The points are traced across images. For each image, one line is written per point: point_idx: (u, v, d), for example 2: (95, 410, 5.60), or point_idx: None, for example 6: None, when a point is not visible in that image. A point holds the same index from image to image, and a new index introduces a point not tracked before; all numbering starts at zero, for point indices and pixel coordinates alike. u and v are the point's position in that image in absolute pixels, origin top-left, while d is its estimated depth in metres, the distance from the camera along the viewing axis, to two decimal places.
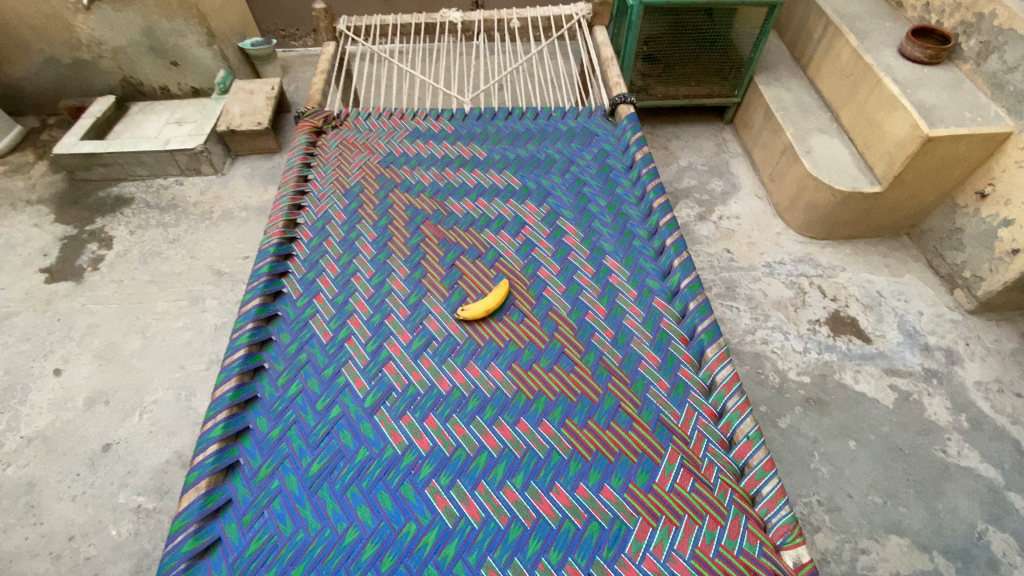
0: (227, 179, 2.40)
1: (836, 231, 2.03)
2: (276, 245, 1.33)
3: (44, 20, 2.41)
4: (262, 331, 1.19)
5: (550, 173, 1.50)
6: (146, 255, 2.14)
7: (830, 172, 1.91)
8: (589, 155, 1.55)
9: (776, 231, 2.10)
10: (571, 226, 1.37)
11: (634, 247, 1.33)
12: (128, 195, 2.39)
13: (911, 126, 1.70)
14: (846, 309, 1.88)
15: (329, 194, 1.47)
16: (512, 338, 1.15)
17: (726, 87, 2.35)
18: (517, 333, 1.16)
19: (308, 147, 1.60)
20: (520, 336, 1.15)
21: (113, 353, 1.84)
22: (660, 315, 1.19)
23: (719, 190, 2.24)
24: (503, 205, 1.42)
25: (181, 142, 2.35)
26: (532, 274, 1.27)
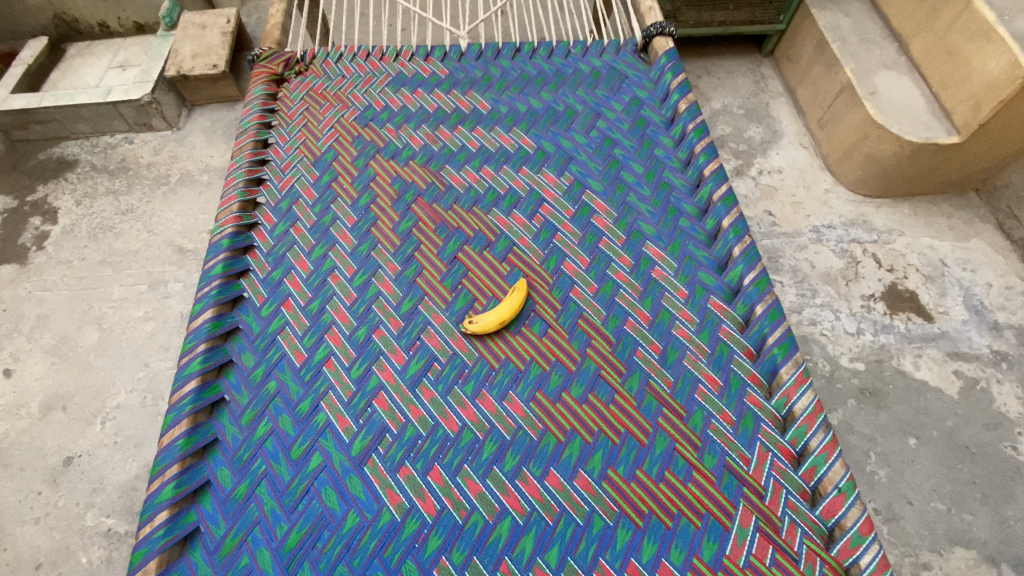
0: (184, 135, 2.06)
1: (895, 187, 1.75)
2: (231, 236, 1.05)
3: None
4: (219, 352, 0.95)
5: (571, 130, 1.19)
6: (97, 230, 1.85)
7: (899, 119, 1.60)
8: (620, 105, 1.23)
9: (824, 188, 1.81)
10: (602, 202, 1.09)
11: (681, 229, 1.05)
12: (72, 158, 2.05)
13: (1009, 63, 1.38)
14: (904, 282, 1.64)
15: (296, 166, 1.17)
16: (534, 359, 0.91)
17: (770, 11, 1.97)
18: (540, 352, 0.92)
19: (266, 101, 1.28)
20: (543, 357, 0.91)
21: (66, 350, 1.60)
22: (720, 322, 0.94)
23: (758, 139, 1.93)
24: (513, 176, 1.13)
25: (125, 91, 1.99)
26: (554, 269, 1.01)
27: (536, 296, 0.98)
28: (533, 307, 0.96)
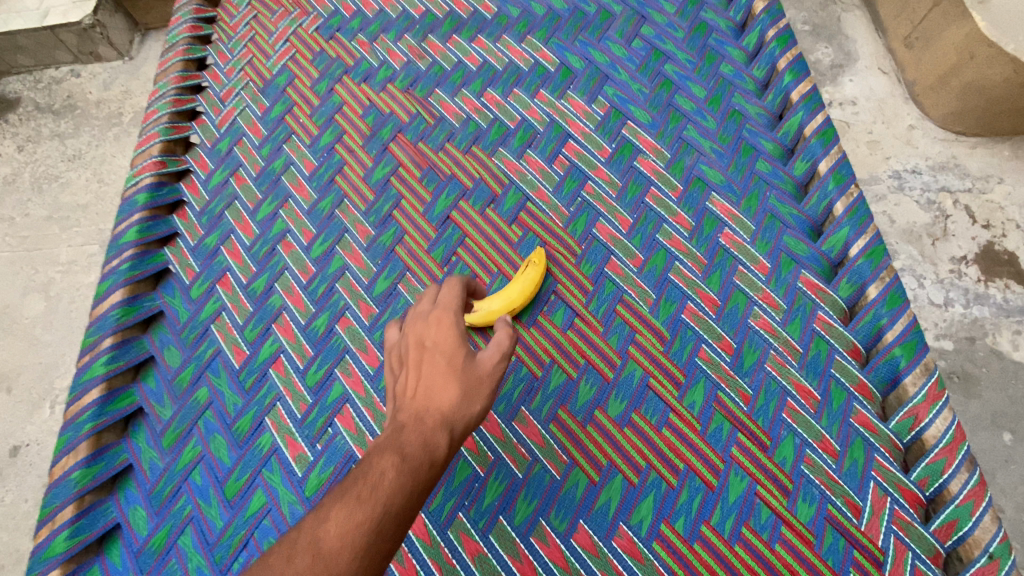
0: (137, 66, 1.75)
1: (995, 124, 1.39)
2: (150, 190, 0.79)
3: None
4: (132, 349, 0.71)
5: (606, 40, 0.87)
6: (41, 180, 1.59)
7: (1017, 35, 1.25)
8: (672, 6, 0.90)
9: (907, 124, 1.48)
10: (649, 139, 0.80)
11: (759, 176, 0.76)
12: (14, 96, 1.76)
13: None
14: (1003, 241, 1.34)
15: (239, 93, 0.88)
16: (554, 363, 0.66)
17: None
18: (563, 354, 0.67)
19: (201, 7, 0.97)
20: (568, 361, 0.66)
21: (10, 322, 1.39)
22: (815, 309, 0.68)
23: (826, 63, 1.57)
24: (527, 103, 0.83)
25: (61, 13, 1.62)
26: (583, 234, 0.74)
27: (557, 275, 0.72)
28: (553, 290, 0.71)
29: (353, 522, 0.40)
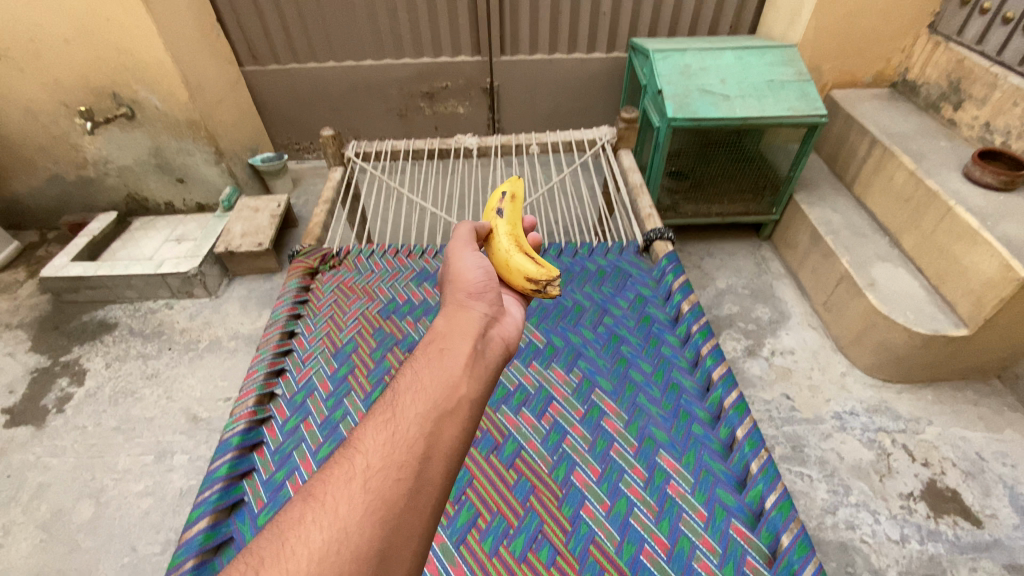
0: (220, 303, 2.21)
1: (912, 373, 1.71)
2: (242, 433, 1.06)
3: (52, 141, 2.35)
4: (205, 572, 0.89)
5: (580, 327, 1.28)
6: (118, 394, 1.87)
7: (903, 310, 1.63)
8: (626, 302, 1.35)
9: (840, 371, 1.81)
10: (611, 403, 1.10)
11: (695, 437, 1.03)
12: (113, 320, 2.17)
13: (1002, 265, 1.43)
14: (943, 478, 1.53)
15: (317, 357, 1.22)
16: (544, 286, 0.91)
17: (763, 204, 2.19)
18: (544, 267, 0.93)
19: (299, 293, 1.38)
20: (554, 272, 0.92)
21: (58, 526, 1.53)
22: (745, 554, 0.87)
23: (766, 319, 1.99)
24: (524, 372, 1.17)
25: (175, 264, 2.16)
26: (564, 480, 0.98)
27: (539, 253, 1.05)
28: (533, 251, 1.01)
29: (367, 437, 0.62)
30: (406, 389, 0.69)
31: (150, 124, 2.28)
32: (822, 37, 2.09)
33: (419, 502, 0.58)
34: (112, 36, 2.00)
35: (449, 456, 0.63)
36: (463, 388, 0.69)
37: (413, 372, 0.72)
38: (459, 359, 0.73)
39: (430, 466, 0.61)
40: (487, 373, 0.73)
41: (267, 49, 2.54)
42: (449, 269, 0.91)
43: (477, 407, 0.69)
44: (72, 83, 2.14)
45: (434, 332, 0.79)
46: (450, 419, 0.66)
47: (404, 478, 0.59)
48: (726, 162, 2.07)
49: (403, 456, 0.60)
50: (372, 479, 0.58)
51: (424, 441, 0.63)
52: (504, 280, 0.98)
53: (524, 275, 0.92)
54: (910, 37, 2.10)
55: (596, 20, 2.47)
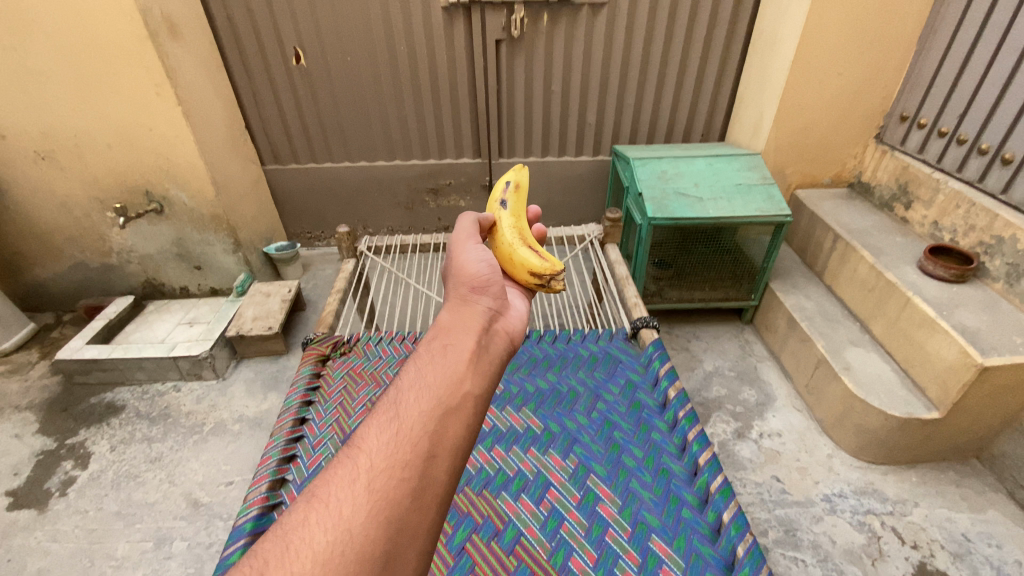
0: (227, 385, 2.29)
1: (894, 455, 1.78)
2: (254, 519, 1.12)
3: (81, 232, 2.53)
4: None
5: (574, 412, 1.38)
6: (121, 479, 1.90)
7: (878, 393, 1.73)
8: (617, 388, 1.46)
9: (826, 453, 1.87)
10: (605, 488, 1.18)
11: (684, 521, 1.10)
12: (121, 402, 2.23)
13: (959, 352, 1.55)
14: (933, 561, 1.55)
15: (327, 442, 1.30)
16: (549, 279, 1.06)
17: (742, 291, 2.35)
18: (547, 261, 1.07)
19: (311, 379, 1.48)
20: (557, 266, 1.06)
21: None
22: None
23: (752, 401, 2.09)
24: (522, 457, 1.26)
25: (187, 347, 2.28)
26: (562, 565, 1.04)
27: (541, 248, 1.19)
28: (536, 245, 1.16)
29: (371, 438, 0.67)
30: (410, 388, 0.74)
31: (176, 218, 2.48)
32: (782, 146, 2.37)
33: (423, 501, 0.63)
34: (152, 143, 2.24)
35: (453, 453, 0.68)
36: (466, 385, 0.74)
37: (418, 370, 0.77)
38: (463, 356, 0.78)
39: (435, 464, 0.66)
40: (488, 369, 0.79)
41: (288, 150, 2.84)
42: (454, 264, 0.98)
43: (478, 404, 0.74)
44: (109, 181, 2.36)
45: (439, 326, 0.85)
46: (454, 415, 0.71)
47: (409, 476, 0.63)
48: (705, 253, 2.26)
49: (407, 455, 0.65)
50: (377, 480, 0.63)
51: (428, 439, 0.67)
52: (508, 271, 1.12)
53: (530, 270, 1.06)
54: (860, 145, 2.39)
55: (583, 128, 2.79)
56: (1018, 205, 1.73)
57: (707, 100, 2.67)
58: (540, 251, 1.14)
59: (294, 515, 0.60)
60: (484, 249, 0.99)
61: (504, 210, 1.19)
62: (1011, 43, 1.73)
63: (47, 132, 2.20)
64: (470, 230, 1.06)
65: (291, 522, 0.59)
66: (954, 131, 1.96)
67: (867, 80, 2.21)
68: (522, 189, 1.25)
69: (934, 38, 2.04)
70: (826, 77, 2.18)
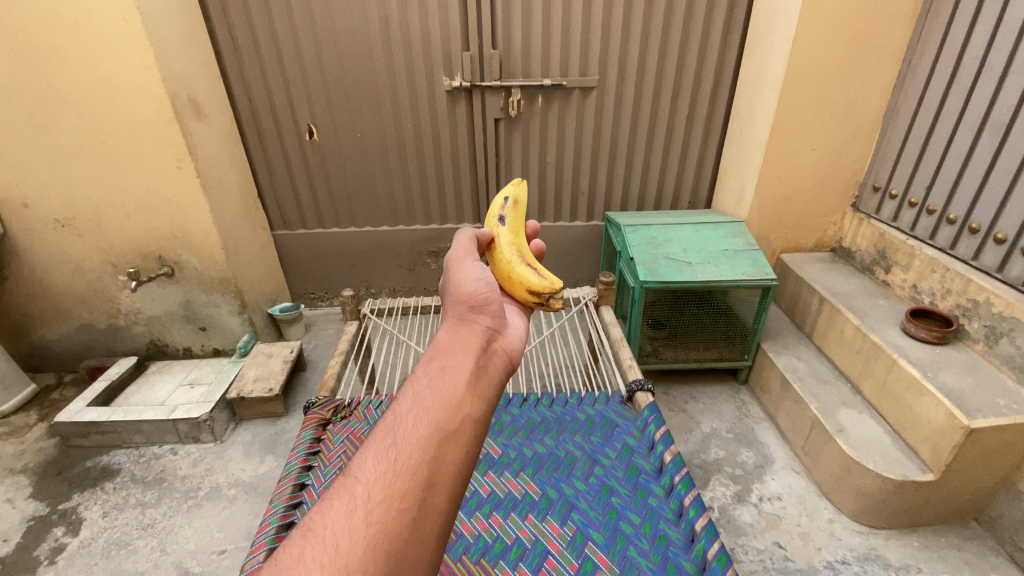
0: (224, 448, 2.28)
1: (895, 519, 1.77)
2: None
3: (92, 294, 2.61)
4: None
5: (572, 477, 1.42)
6: (111, 546, 1.86)
7: (873, 455, 1.75)
8: (614, 452, 1.48)
9: (827, 517, 1.86)
10: (603, 556, 1.20)
11: None
12: (116, 466, 2.21)
13: (946, 414, 1.59)
14: None
15: None
16: (548, 296, 1.11)
17: (735, 350, 2.40)
18: (545, 280, 1.13)
19: (312, 443, 1.51)
20: (555, 284, 1.12)
21: None
22: None
23: (751, 463, 2.09)
24: (520, 524, 1.29)
25: (188, 409, 2.28)
26: None
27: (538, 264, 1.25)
28: (534, 262, 1.21)
29: (368, 468, 0.68)
30: (408, 413, 0.74)
31: (185, 281, 2.57)
32: (765, 213, 2.51)
33: (422, 533, 0.64)
34: (169, 211, 2.37)
35: (451, 480, 0.68)
36: (465, 409, 0.74)
37: (415, 392, 0.77)
38: (461, 378, 0.78)
39: (434, 493, 0.66)
40: (487, 390, 0.79)
41: (297, 216, 2.99)
42: (450, 280, 0.96)
43: (477, 427, 0.74)
44: (124, 246, 2.46)
45: (438, 345, 0.85)
46: (452, 440, 0.71)
47: (407, 507, 0.64)
48: (696, 315, 2.34)
49: (405, 485, 0.66)
50: (375, 512, 0.64)
51: (427, 467, 0.68)
52: (507, 287, 1.17)
53: (529, 287, 1.11)
54: (838, 213, 2.53)
55: (577, 195, 2.95)
56: (988, 271, 1.83)
57: (693, 170, 2.85)
58: (538, 268, 1.20)
59: (291, 550, 0.61)
60: (481, 267, 0.97)
61: (503, 227, 1.25)
62: (965, 124, 1.90)
63: (70, 202, 2.32)
64: (467, 247, 1.05)
65: (289, 557, 0.60)
66: (923, 202, 2.09)
67: (839, 154, 2.38)
68: (519, 206, 1.31)
69: (897, 119, 2.22)
70: (801, 151, 2.35)
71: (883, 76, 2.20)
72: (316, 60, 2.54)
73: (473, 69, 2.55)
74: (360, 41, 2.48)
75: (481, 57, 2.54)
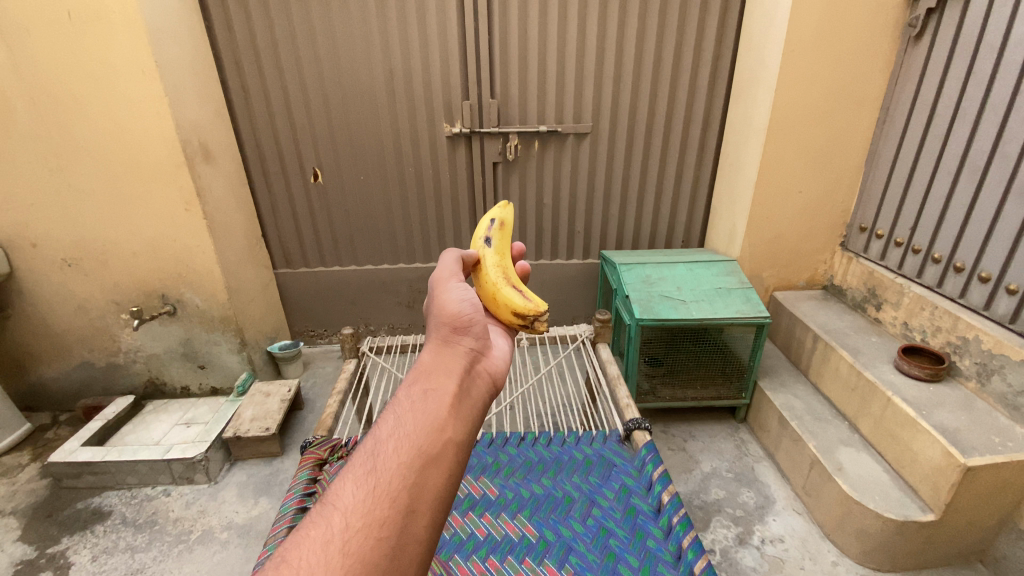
0: (218, 489, 2.25)
1: (899, 561, 1.74)
2: None
3: (93, 332, 2.63)
4: None
5: (570, 518, 1.41)
6: None
7: (873, 495, 1.73)
8: (612, 492, 1.48)
9: (830, 560, 1.82)
10: None
11: None
12: (107, 508, 2.18)
13: (943, 452, 1.59)
14: None
15: None
16: (532, 319, 1.14)
17: (732, 388, 2.40)
18: (529, 302, 1.16)
19: (308, 484, 1.50)
20: (539, 306, 1.15)
21: None
22: None
23: (752, 503, 2.06)
24: (517, 567, 1.28)
25: (182, 449, 2.27)
26: None
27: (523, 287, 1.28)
28: (518, 284, 1.25)
29: (347, 495, 0.68)
30: (388, 438, 0.75)
31: (187, 319, 2.59)
32: (757, 252, 2.57)
33: (400, 561, 0.64)
34: (174, 251, 2.42)
35: (432, 507, 0.70)
36: (446, 434, 0.76)
37: (397, 417, 0.78)
38: (444, 403, 0.80)
39: (414, 520, 0.67)
40: (468, 415, 0.81)
41: (299, 255, 3.05)
42: (435, 302, 0.98)
43: (457, 453, 0.76)
44: (128, 285, 2.50)
45: (421, 369, 0.87)
46: (433, 466, 0.73)
47: (387, 534, 0.65)
48: (693, 353, 2.36)
49: (385, 513, 0.67)
50: (353, 540, 0.64)
51: (408, 494, 0.69)
52: (492, 310, 1.20)
53: (513, 309, 1.14)
54: (828, 252, 2.60)
55: (573, 235, 3.02)
56: (976, 308, 1.87)
57: (685, 211, 2.93)
58: (523, 290, 1.23)
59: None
60: (466, 289, 0.99)
61: (489, 249, 1.29)
62: (943, 168, 1.98)
63: (78, 242, 2.38)
64: (452, 270, 1.08)
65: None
66: (909, 241, 2.15)
67: (825, 196, 2.46)
68: (504, 229, 1.36)
69: (878, 164, 2.32)
70: (789, 193, 2.44)
71: (863, 123, 2.31)
72: (322, 107, 2.66)
73: (473, 116, 2.67)
74: (364, 90, 2.61)
75: (480, 105, 2.67)
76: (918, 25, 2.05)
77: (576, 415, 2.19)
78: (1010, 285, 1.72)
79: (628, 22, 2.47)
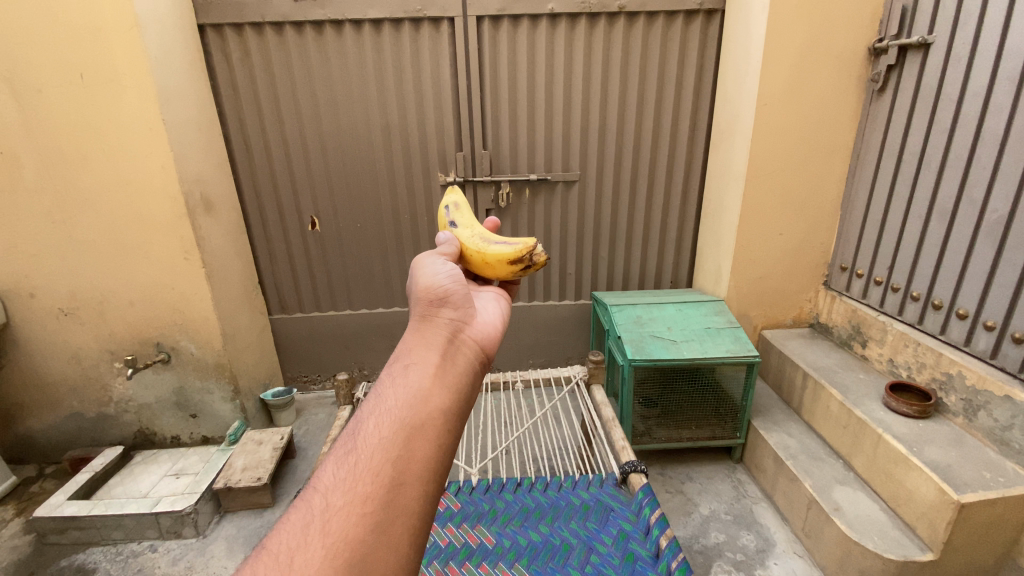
0: (206, 543, 2.18)
1: None
2: None
3: (85, 381, 2.61)
4: None
5: (568, 565, 1.40)
6: None
7: (871, 535, 1.72)
8: (610, 538, 1.47)
9: None
10: None
11: None
12: (91, 565, 2.10)
13: (937, 490, 1.60)
14: None
15: None
16: (530, 257, 1.17)
17: (727, 428, 2.40)
18: (518, 245, 1.19)
19: None
20: (529, 243, 1.18)
21: None
22: None
23: (752, 546, 2.03)
24: None
25: (171, 502, 2.22)
26: None
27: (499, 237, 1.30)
28: (496, 238, 1.28)
29: (324, 477, 0.72)
30: (369, 416, 0.78)
31: (181, 367, 2.59)
32: (744, 292, 2.65)
33: (391, 533, 0.67)
34: (171, 299, 2.45)
35: (419, 480, 0.71)
36: (432, 403, 0.78)
37: (379, 395, 0.81)
38: (427, 372, 0.83)
39: (402, 492, 0.69)
40: (453, 382, 0.84)
41: (295, 301, 3.08)
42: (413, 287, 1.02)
43: (443, 419, 0.78)
44: (124, 334, 2.52)
45: (402, 347, 0.90)
46: (419, 437, 0.75)
47: (373, 508, 0.67)
48: (686, 393, 2.37)
49: (369, 489, 0.69)
50: (335, 520, 0.66)
51: (393, 468, 0.71)
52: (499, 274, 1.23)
53: (508, 259, 1.18)
54: (812, 290, 2.67)
55: (565, 277, 3.08)
56: (957, 345, 1.91)
57: (672, 252, 3.02)
58: (503, 240, 1.26)
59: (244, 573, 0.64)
60: (440, 263, 1.06)
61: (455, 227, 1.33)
62: (914, 211, 2.08)
63: (76, 292, 2.41)
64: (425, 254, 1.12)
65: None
66: (888, 280, 2.23)
67: (805, 237, 2.56)
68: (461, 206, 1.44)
69: (853, 206, 2.43)
70: (770, 234, 2.53)
71: (836, 169, 2.44)
72: (321, 158, 2.76)
73: (466, 166, 2.78)
74: (361, 143, 2.72)
75: (473, 156, 2.78)
76: (880, 80, 2.20)
77: (570, 459, 2.18)
78: (986, 321, 1.78)
79: (611, 77, 2.62)
